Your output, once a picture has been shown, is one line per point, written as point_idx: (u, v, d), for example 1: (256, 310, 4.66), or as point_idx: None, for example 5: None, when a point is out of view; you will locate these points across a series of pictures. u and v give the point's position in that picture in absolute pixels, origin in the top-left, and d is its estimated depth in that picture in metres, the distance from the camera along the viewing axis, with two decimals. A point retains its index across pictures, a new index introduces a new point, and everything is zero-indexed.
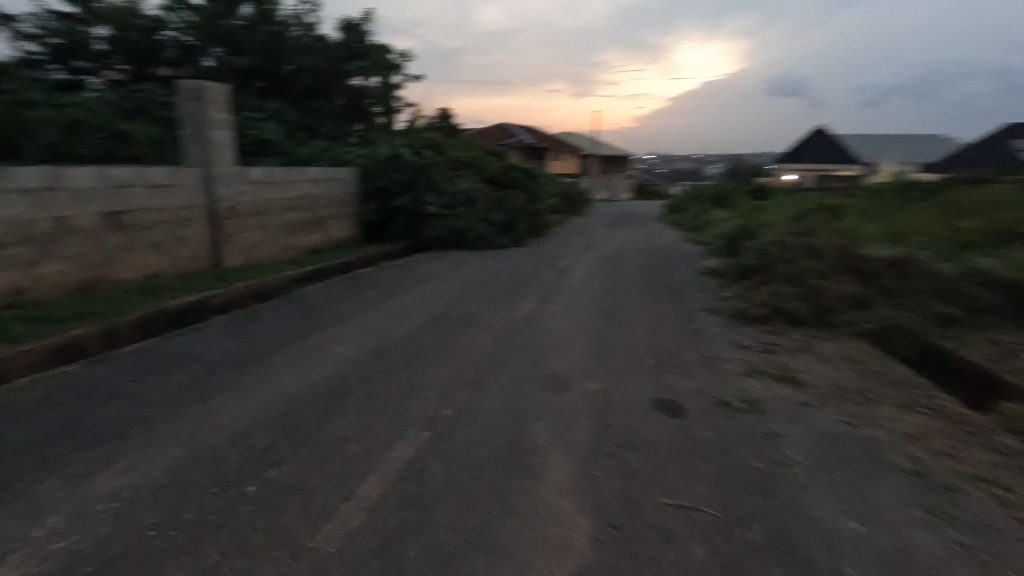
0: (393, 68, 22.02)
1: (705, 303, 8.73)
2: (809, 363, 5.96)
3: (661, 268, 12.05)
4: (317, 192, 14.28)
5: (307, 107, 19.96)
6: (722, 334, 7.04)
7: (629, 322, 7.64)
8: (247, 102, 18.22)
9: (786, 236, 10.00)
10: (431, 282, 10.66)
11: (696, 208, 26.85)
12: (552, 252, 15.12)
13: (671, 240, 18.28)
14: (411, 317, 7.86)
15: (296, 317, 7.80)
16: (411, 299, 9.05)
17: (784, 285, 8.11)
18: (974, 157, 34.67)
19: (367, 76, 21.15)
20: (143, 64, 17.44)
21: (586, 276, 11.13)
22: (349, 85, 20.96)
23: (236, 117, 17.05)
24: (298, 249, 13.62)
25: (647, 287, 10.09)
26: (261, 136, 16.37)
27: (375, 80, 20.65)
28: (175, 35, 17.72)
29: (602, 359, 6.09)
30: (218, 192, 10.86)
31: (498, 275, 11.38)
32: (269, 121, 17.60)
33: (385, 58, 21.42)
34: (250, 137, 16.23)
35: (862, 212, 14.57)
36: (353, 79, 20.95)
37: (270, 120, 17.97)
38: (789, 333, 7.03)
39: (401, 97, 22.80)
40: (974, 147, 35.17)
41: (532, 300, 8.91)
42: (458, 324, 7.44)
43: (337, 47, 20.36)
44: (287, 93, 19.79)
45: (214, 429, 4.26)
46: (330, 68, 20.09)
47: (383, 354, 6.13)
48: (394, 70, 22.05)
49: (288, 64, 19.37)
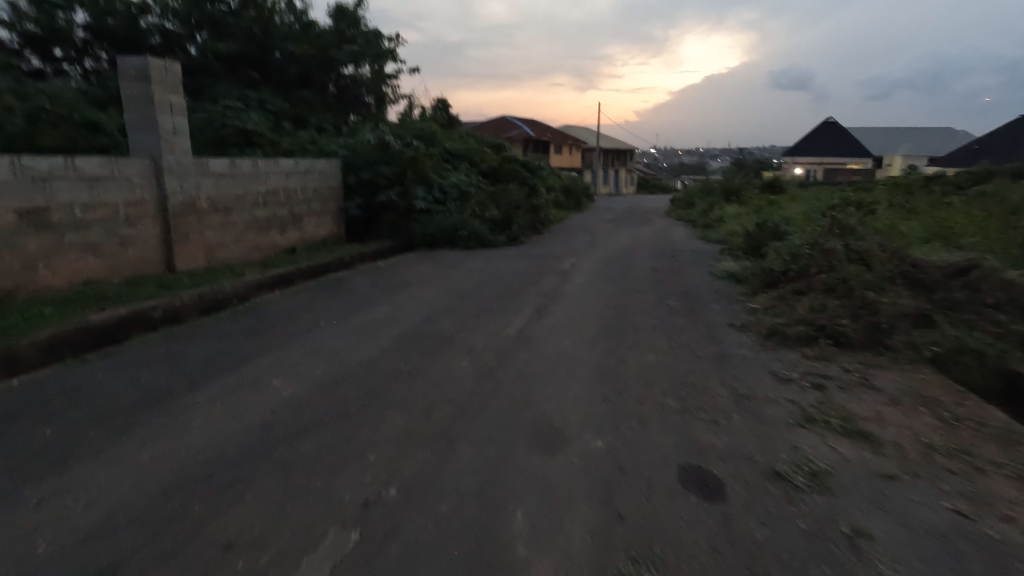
0: (386, 55, 20.69)
1: (729, 317, 7.42)
2: (874, 406, 4.63)
3: (673, 272, 10.74)
4: (292, 186, 12.97)
5: (297, 97, 18.53)
6: (754, 361, 5.72)
7: (641, 344, 6.32)
8: (232, 92, 16.81)
9: (820, 237, 8.67)
10: (411, 288, 9.34)
11: (703, 205, 25.45)
12: (551, 251, 13.83)
13: (681, 238, 16.98)
14: (379, 335, 6.55)
15: (241, 336, 6.49)
16: (383, 311, 7.74)
17: (824, 297, 6.78)
18: (988, 151, 33.46)
19: (359, 64, 19.84)
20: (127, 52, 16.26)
21: (589, 281, 9.82)
22: (340, 73, 19.61)
23: (213, 105, 15.74)
24: (270, 248, 12.33)
25: (659, 295, 8.76)
26: (241, 126, 15.05)
27: (367, 68, 19.34)
28: (157, 21, 16.47)
29: (607, 398, 4.77)
30: (171, 186, 9.56)
31: (489, 280, 10.08)
32: (254, 111, 16.22)
33: (377, 44, 20.11)
34: (231, 128, 14.88)
35: (894, 209, 13.17)
36: (345, 67, 19.59)
37: (256, 111, 16.55)
38: (838, 359, 5.69)
39: (395, 86, 21.47)
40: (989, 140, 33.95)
41: (526, 313, 7.61)
42: (432, 346, 6.13)
43: (327, 32, 19.06)
44: (276, 82, 18.33)
45: (52, 527, 2.99)
46: (322, 55, 18.66)
47: (328, 391, 4.83)
48: (387, 58, 20.72)
49: (276, 50, 18.01)
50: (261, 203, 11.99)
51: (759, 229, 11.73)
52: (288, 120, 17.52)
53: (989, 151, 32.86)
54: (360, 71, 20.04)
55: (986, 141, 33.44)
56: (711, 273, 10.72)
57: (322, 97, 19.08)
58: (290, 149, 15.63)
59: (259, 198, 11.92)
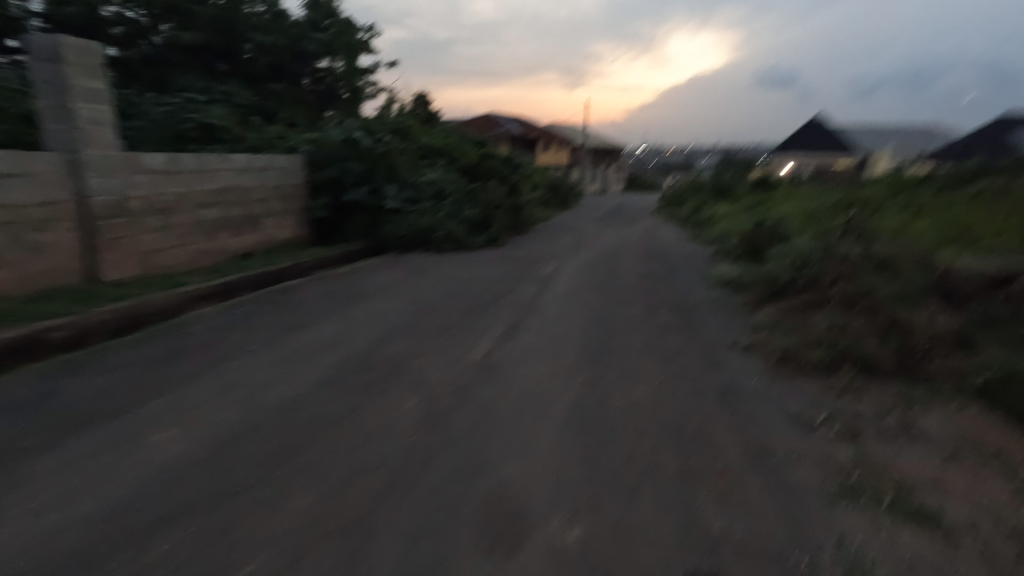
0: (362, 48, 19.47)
1: (733, 335, 6.39)
2: (928, 467, 3.62)
3: (665, 279, 9.73)
4: (247, 184, 11.79)
5: (267, 90, 17.23)
6: (768, 397, 4.69)
7: (631, 373, 5.26)
8: (196, 84, 15.51)
9: (830, 241, 7.68)
10: (371, 299, 8.22)
11: (693, 203, 24.43)
12: (532, 255, 12.74)
13: (670, 239, 16.00)
14: (313, 363, 5.42)
15: (143, 366, 5.33)
16: (327, 330, 6.60)
17: (844, 313, 5.78)
18: (972, 146, 32.96)
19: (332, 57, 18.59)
20: None
21: (571, 290, 8.79)
22: (314, 67, 18.37)
23: (171, 99, 14.55)
24: (221, 254, 11.15)
25: (651, 307, 7.75)
26: (201, 119, 13.79)
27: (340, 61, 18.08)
28: None
29: (586, 457, 3.71)
30: (94, 184, 8.37)
31: (460, 289, 8.99)
32: (216, 105, 14.94)
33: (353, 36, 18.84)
34: (189, 122, 13.61)
35: (899, 206, 12.22)
36: (319, 61, 18.36)
37: (221, 104, 15.27)
38: (869, 394, 4.69)
39: (372, 79, 20.25)
40: (972, 136, 33.43)
41: (497, 332, 6.51)
42: (376, 378, 5.05)
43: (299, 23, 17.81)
44: (244, 74, 16.97)
45: None
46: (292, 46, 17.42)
47: (223, 453, 3.73)
48: (363, 50, 19.45)
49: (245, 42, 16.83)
50: (210, 203, 10.81)
51: (759, 229, 10.72)
52: (256, 114, 16.23)
53: (974, 147, 32.36)
54: (334, 65, 18.78)
55: (972, 140, 32.78)
56: (706, 278, 9.73)
57: (294, 91, 17.80)
58: (253, 145, 14.39)
59: (206, 197, 10.71)
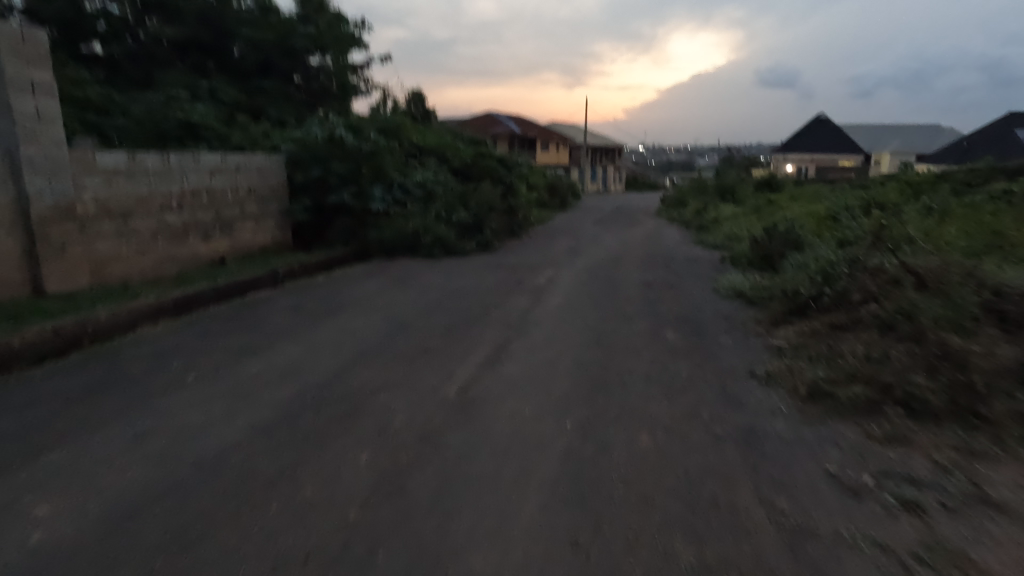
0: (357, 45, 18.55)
1: (751, 361, 5.58)
2: (1016, 556, 2.81)
3: (670, 289, 8.95)
4: (219, 186, 10.99)
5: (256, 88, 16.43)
6: (798, 447, 3.88)
7: (633, 412, 4.45)
8: (180, 82, 14.77)
9: (856, 251, 6.87)
10: (344, 314, 7.42)
11: (696, 205, 23.63)
12: (525, 261, 11.91)
13: (672, 243, 15.19)
14: (257, 402, 4.60)
15: (57, 403, 4.54)
16: (286, 354, 5.80)
17: (881, 339, 4.98)
18: (977, 144, 31.99)
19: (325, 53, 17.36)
20: (71, 40, 14.59)
21: (567, 303, 8.02)
22: (306, 64, 17.16)
23: (153, 96, 13.81)
24: (189, 260, 10.36)
25: (655, 324, 6.96)
26: (184, 118, 13.03)
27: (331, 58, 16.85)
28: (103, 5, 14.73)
29: (573, 540, 2.93)
30: (37, 186, 7.57)
31: (445, 302, 8.19)
32: (201, 102, 14.18)
33: (345, 30, 17.74)
34: (171, 120, 12.87)
35: (920, 210, 11.37)
36: (310, 56, 17.10)
37: (207, 103, 14.51)
38: (922, 445, 3.87)
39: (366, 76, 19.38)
40: (976, 134, 32.47)
41: (480, 357, 5.70)
42: (330, 420, 4.26)
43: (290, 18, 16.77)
44: (233, 72, 16.15)
45: None
46: (282, 42, 16.33)
47: (116, 534, 2.94)
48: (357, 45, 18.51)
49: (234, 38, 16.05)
50: (176, 206, 10.00)
51: (771, 236, 9.94)
52: (245, 112, 15.45)
53: (979, 146, 31.41)
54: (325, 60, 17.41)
55: (976, 137, 31.81)
56: (715, 288, 8.94)
57: (286, 89, 16.75)
58: (238, 143, 13.61)
59: (172, 200, 9.91)
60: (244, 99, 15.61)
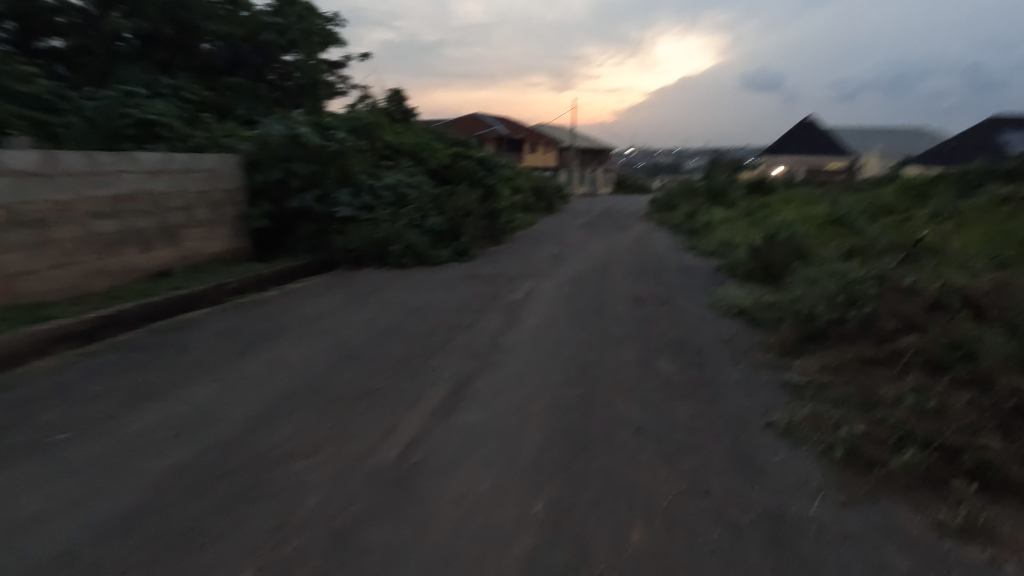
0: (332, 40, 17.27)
1: (766, 405, 4.57)
2: None
3: (665, 306, 7.96)
4: (162, 189, 9.84)
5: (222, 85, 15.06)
6: (845, 545, 2.89)
7: (624, 485, 3.44)
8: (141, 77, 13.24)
9: (880, 265, 5.92)
10: (283, 340, 6.29)
11: (686, 208, 22.65)
12: (504, 271, 10.87)
13: (662, 248, 14.25)
14: (125, 481, 3.48)
15: None
16: (193, 400, 4.69)
17: (933, 384, 4.00)
18: (964, 144, 31.41)
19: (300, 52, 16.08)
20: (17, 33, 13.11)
21: (546, 323, 7.01)
22: (279, 61, 15.84)
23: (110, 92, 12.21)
24: (125, 273, 9.19)
25: (649, 351, 5.96)
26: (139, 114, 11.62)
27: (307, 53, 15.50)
28: None
29: None
30: None
31: (407, 322, 7.12)
32: (160, 100, 12.77)
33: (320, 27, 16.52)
34: (127, 118, 11.37)
35: (929, 213, 10.48)
36: (284, 54, 15.79)
37: (168, 99, 12.87)
38: (1009, 540, 2.90)
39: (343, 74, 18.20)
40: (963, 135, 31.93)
41: (435, 401, 4.63)
42: (220, 506, 3.21)
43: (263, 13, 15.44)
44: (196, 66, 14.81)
45: None
46: (251, 35, 14.87)
47: None
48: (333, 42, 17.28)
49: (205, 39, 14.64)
50: (108, 212, 8.84)
51: (774, 244, 8.95)
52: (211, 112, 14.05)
53: (965, 146, 30.83)
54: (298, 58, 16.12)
55: (962, 139, 31.24)
56: (713, 303, 7.98)
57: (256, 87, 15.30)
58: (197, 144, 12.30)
59: (104, 205, 8.74)
60: (213, 99, 14.16)
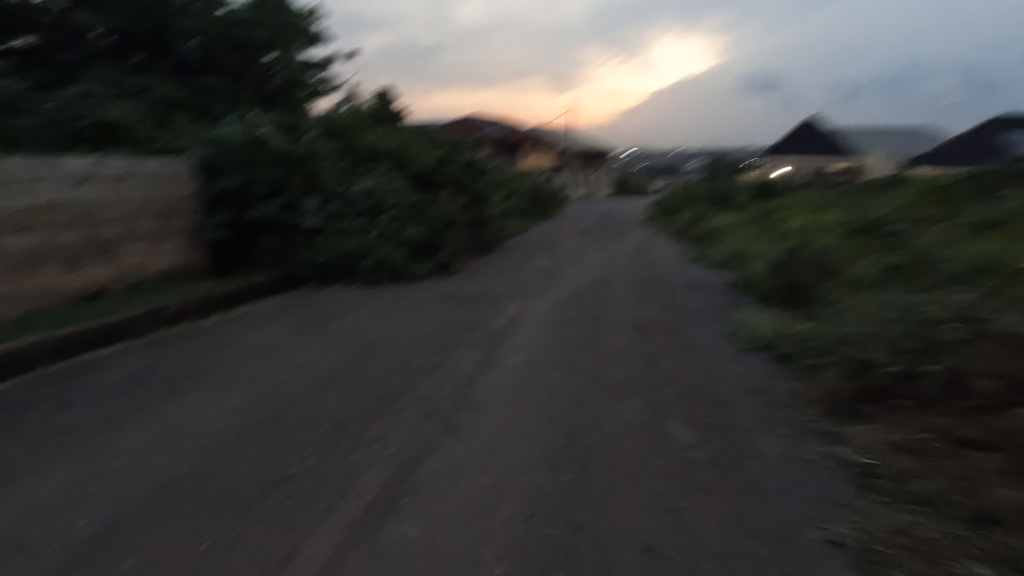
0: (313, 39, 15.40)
1: (826, 504, 3.29)
2: None
3: (678, 337, 6.65)
4: (95, 199, 8.54)
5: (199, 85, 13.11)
6: None
7: None
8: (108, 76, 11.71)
9: (958, 298, 4.59)
10: (198, 391, 5.01)
11: (688, 213, 21.30)
12: (488, 290, 9.58)
13: (665, 260, 12.89)
14: None
15: None
16: (30, 499, 3.41)
17: None
18: (972, 142, 29.79)
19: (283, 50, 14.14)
20: None
21: (530, 364, 5.72)
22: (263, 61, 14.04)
23: (68, 93, 10.61)
24: (46, 296, 7.90)
25: (661, 408, 4.67)
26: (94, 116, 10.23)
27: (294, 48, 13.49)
28: None
29: None
30: None
31: (360, 362, 5.83)
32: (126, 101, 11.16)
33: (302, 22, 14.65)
34: None
35: (972, 219, 9.13)
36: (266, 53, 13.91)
37: (131, 100, 11.37)
38: None
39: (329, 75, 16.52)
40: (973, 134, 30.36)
41: (366, 499, 3.36)
42: None
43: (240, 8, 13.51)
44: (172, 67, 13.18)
45: None
46: (228, 32, 13.10)
47: None
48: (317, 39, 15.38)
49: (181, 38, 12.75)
50: (23, 228, 7.55)
51: (800, 260, 7.63)
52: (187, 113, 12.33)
53: (968, 149, 28.42)
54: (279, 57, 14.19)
55: (968, 138, 29.53)
56: (731, 333, 6.69)
57: (236, 87, 13.54)
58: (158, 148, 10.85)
59: (15, 220, 7.44)
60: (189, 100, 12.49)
